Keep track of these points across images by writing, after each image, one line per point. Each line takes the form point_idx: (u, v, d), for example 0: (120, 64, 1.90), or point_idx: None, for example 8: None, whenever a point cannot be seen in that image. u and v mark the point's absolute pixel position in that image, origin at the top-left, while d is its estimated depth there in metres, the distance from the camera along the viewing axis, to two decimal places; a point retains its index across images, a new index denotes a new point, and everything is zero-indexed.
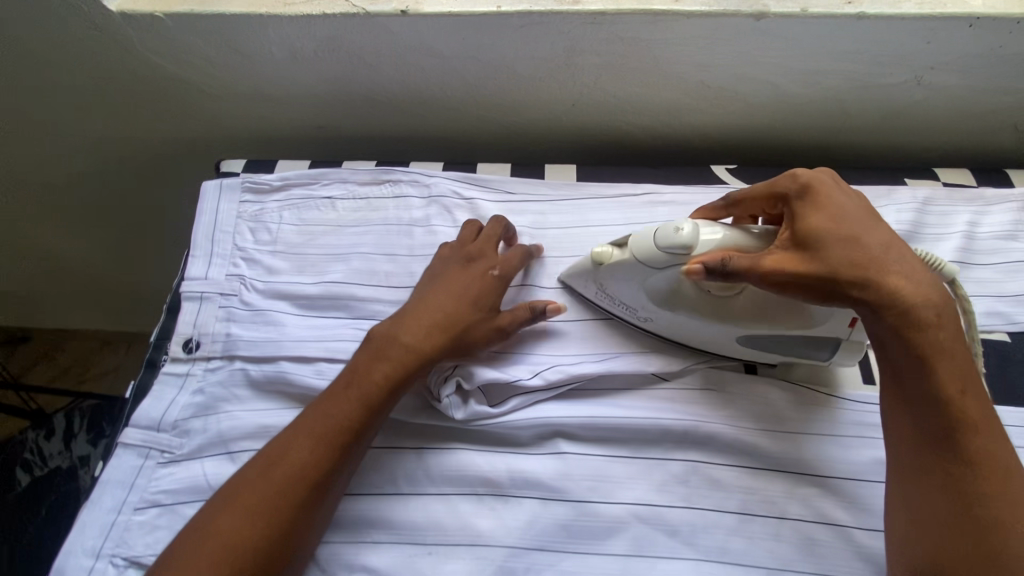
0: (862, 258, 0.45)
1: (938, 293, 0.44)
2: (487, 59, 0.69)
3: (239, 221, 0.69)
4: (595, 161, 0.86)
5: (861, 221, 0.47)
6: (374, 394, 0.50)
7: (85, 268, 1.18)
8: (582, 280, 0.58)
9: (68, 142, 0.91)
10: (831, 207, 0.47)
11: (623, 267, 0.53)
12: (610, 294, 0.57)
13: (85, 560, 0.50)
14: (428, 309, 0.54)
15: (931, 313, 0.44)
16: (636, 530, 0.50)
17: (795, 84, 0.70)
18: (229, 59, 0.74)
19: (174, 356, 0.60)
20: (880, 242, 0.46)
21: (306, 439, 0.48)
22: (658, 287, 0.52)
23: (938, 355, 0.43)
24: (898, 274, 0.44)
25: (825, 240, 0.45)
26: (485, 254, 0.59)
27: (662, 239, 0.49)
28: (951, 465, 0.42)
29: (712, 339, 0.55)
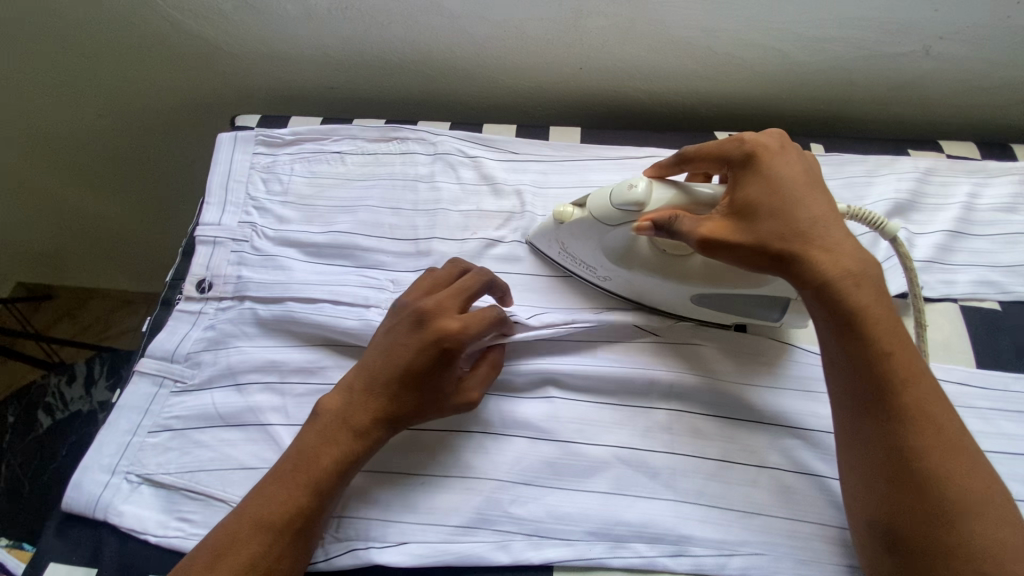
0: (788, 229, 0.45)
1: (864, 259, 0.44)
2: (495, 19, 0.69)
3: (252, 172, 0.72)
4: (602, 126, 0.87)
5: (795, 190, 0.47)
6: (323, 479, 0.48)
7: (104, 225, 1.21)
8: (546, 241, 0.61)
9: (90, 99, 0.95)
10: (764, 177, 0.47)
11: (582, 226, 0.56)
12: (574, 254, 0.59)
13: (101, 475, 0.54)
14: (371, 391, 0.50)
15: (854, 279, 0.44)
16: (617, 471, 0.52)
17: (801, 52, 0.70)
18: (246, 16, 0.76)
19: (188, 295, 0.64)
20: (811, 211, 0.46)
21: (293, 479, 0.48)
22: (613, 245, 0.55)
23: (865, 320, 0.43)
24: (824, 241, 0.45)
25: (755, 213, 0.46)
26: (447, 316, 0.50)
27: (617, 197, 0.52)
28: (886, 426, 0.43)
29: (668, 300, 0.57)
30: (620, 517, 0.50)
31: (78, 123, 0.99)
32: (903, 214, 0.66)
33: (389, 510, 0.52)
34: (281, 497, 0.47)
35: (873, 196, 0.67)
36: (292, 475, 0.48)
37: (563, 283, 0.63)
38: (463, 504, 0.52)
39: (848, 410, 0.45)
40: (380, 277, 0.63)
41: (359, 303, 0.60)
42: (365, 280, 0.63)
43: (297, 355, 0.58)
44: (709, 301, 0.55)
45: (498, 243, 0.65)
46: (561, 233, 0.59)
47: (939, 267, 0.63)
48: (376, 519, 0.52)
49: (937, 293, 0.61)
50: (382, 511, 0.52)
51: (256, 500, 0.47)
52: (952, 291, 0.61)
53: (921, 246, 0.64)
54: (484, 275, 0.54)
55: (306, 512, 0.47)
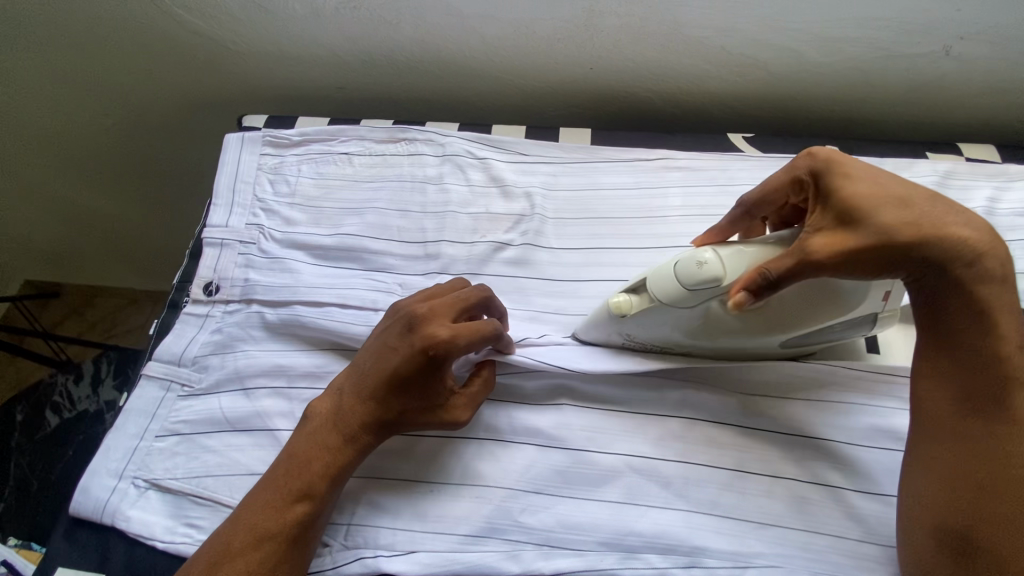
0: (918, 221, 0.42)
1: (987, 242, 0.43)
2: (505, 18, 0.68)
3: (260, 173, 0.71)
4: (611, 127, 0.85)
5: (897, 182, 0.44)
6: (317, 483, 0.48)
7: (112, 224, 1.21)
8: (601, 331, 0.54)
9: (97, 99, 0.95)
10: (869, 176, 0.43)
11: (649, 314, 0.48)
12: (640, 339, 0.52)
13: (108, 480, 0.54)
14: (364, 397, 0.50)
15: (981, 268, 0.42)
16: (629, 480, 0.52)
17: (817, 53, 0.69)
18: (253, 14, 0.75)
19: (195, 298, 0.63)
20: (927, 203, 0.43)
21: (286, 484, 0.48)
22: (692, 324, 0.48)
23: (988, 313, 0.42)
24: (951, 230, 0.42)
25: (873, 208, 0.42)
26: (438, 322, 0.49)
27: (686, 277, 0.45)
28: (999, 428, 0.41)
29: (759, 346, 0.51)
30: (632, 528, 0.50)
31: (85, 121, 0.98)
32: None
33: (399, 518, 0.51)
34: (276, 505, 0.47)
35: None
36: (285, 481, 0.48)
37: (574, 288, 0.62)
38: (473, 513, 0.51)
39: (957, 410, 0.42)
40: (389, 280, 0.62)
41: (367, 307, 0.59)
42: (374, 283, 0.62)
43: (305, 360, 0.58)
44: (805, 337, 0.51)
45: (507, 246, 0.64)
46: (622, 324, 0.50)
47: None
48: (385, 527, 0.51)
49: None
50: (391, 519, 0.51)
51: (248, 510, 0.47)
52: None
53: None
54: (485, 291, 0.53)
55: (299, 519, 0.47)
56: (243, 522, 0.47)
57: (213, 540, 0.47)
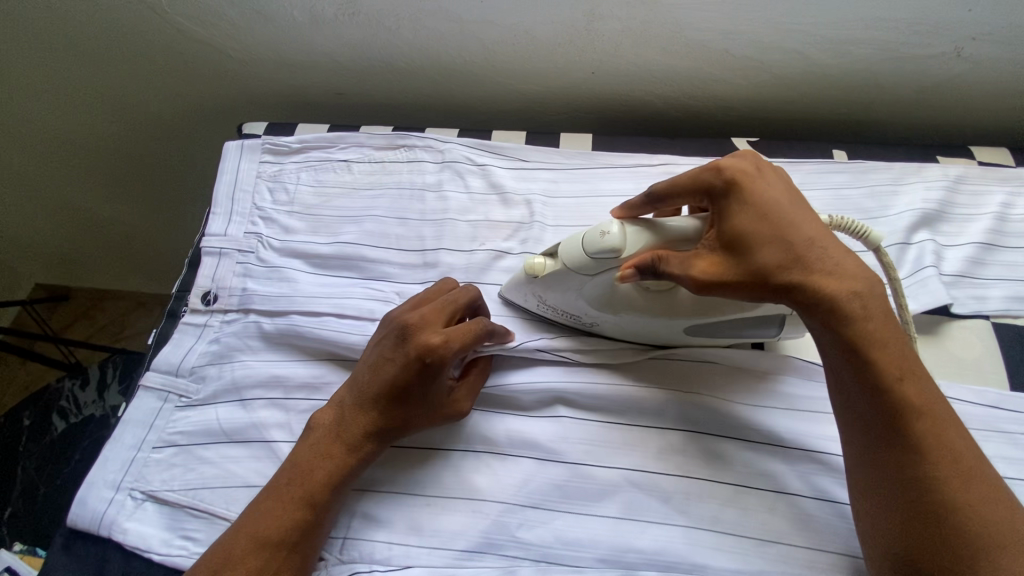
0: (786, 255, 0.43)
1: (864, 276, 0.43)
2: (505, 23, 0.67)
3: (259, 181, 0.71)
4: (614, 131, 0.84)
5: (786, 211, 0.44)
6: (318, 490, 0.48)
7: (118, 228, 1.22)
8: (520, 293, 0.57)
9: (100, 105, 0.95)
10: (754, 204, 0.44)
11: (557, 279, 0.52)
12: (554, 305, 0.55)
13: (105, 491, 0.54)
14: (364, 405, 0.50)
15: (858, 301, 0.42)
16: (629, 495, 0.51)
17: (824, 55, 0.67)
18: (253, 21, 0.74)
19: (193, 307, 0.63)
20: (807, 236, 0.43)
21: (290, 493, 0.48)
22: (595, 294, 0.51)
23: (867, 347, 0.42)
24: (823, 265, 0.43)
25: (752, 238, 0.43)
26: (429, 328, 0.49)
27: (590, 245, 0.48)
28: (902, 460, 0.41)
29: (663, 333, 0.53)
30: (631, 544, 0.49)
31: (89, 126, 0.99)
32: (931, 225, 0.63)
33: (394, 531, 0.51)
34: (279, 512, 0.47)
35: (901, 206, 0.64)
36: (288, 489, 0.48)
37: None
38: (469, 528, 0.50)
39: (863, 442, 0.43)
40: (386, 289, 0.62)
41: (363, 317, 0.59)
42: (371, 292, 0.61)
43: (302, 370, 0.57)
44: (703, 328, 0.52)
45: (506, 255, 0.64)
46: (536, 287, 0.54)
47: (970, 281, 0.60)
48: (380, 540, 0.51)
49: (967, 310, 0.59)
50: (387, 532, 0.51)
51: (249, 517, 0.47)
52: (983, 308, 0.59)
53: (951, 258, 0.61)
54: (472, 290, 0.53)
55: (302, 526, 0.47)
56: (244, 529, 0.46)
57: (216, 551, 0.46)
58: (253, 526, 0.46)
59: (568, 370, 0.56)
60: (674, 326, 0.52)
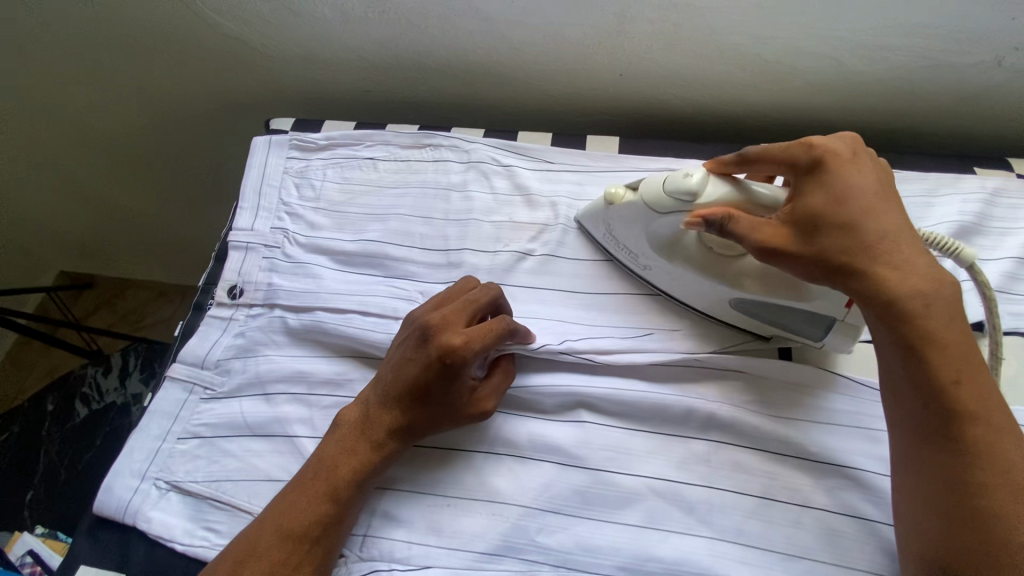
0: (853, 242, 0.42)
1: (936, 278, 0.41)
2: (535, 23, 0.67)
3: (285, 177, 0.71)
4: (640, 134, 0.83)
5: (867, 199, 0.44)
6: (342, 486, 0.48)
7: (143, 219, 1.24)
8: (595, 221, 0.60)
9: (130, 98, 0.96)
10: (835, 187, 0.44)
11: (630, 210, 0.54)
12: (621, 239, 0.58)
13: (130, 480, 0.55)
14: (388, 402, 0.50)
15: (923, 299, 0.41)
16: (651, 503, 0.50)
17: (859, 61, 0.66)
18: (283, 19, 0.75)
19: (219, 301, 0.64)
20: (881, 227, 0.43)
21: (313, 489, 0.48)
22: (661, 233, 0.54)
23: (926, 344, 0.41)
24: (892, 258, 0.42)
25: (822, 219, 0.43)
26: (449, 329, 0.49)
27: (671, 186, 0.49)
28: (950, 457, 0.40)
29: (711, 300, 0.55)
30: (652, 553, 0.48)
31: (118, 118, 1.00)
32: (967, 238, 0.62)
33: (414, 531, 0.51)
34: (303, 505, 0.47)
35: (935, 217, 0.62)
36: (313, 483, 0.48)
37: (596, 302, 0.60)
38: (488, 530, 0.50)
39: (911, 435, 0.42)
40: (410, 288, 0.62)
41: (387, 315, 0.59)
42: (396, 291, 0.61)
43: (325, 366, 0.57)
44: (746, 306, 0.53)
45: (531, 256, 0.63)
46: (610, 213, 0.57)
47: (1008, 297, 0.58)
48: (400, 540, 0.51)
49: (1005, 326, 0.57)
50: (407, 531, 0.51)
51: (274, 510, 0.47)
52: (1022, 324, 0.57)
53: (987, 273, 0.60)
54: (493, 289, 0.53)
55: (324, 522, 0.47)
56: (269, 522, 0.47)
57: (243, 541, 0.47)
58: (278, 519, 0.47)
59: (591, 375, 0.56)
60: (720, 296, 0.53)
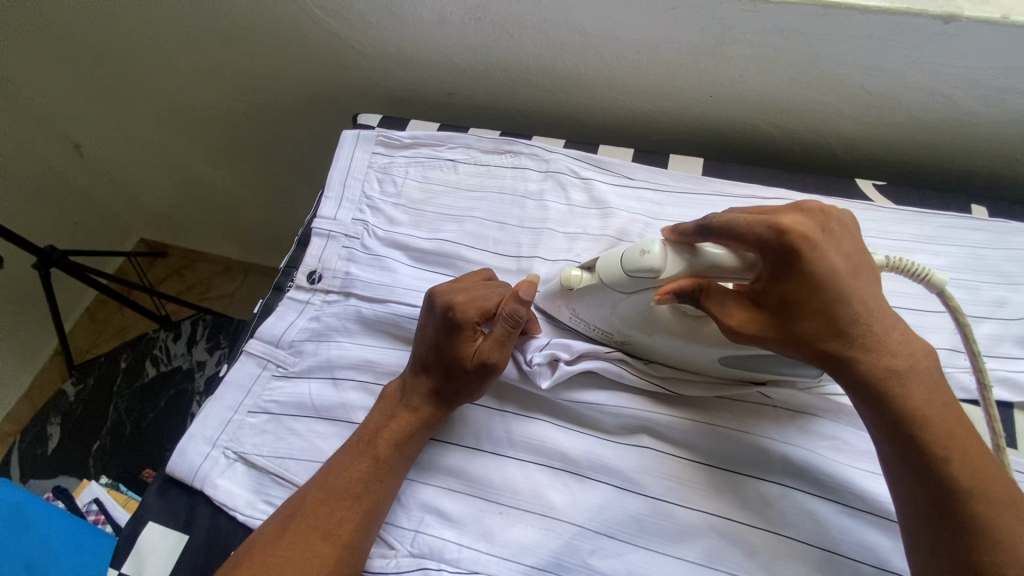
0: (831, 327, 0.41)
1: (909, 352, 0.41)
2: (630, 39, 0.66)
3: (370, 171, 0.73)
4: (721, 158, 0.82)
5: (841, 281, 0.40)
6: (382, 445, 0.51)
7: (224, 197, 1.32)
8: (552, 303, 0.57)
9: (224, 85, 1.02)
10: (812, 273, 0.39)
11: (591, 292, 0.51)
12: (584, 317, 0.55)
13: (202, 446, 0.57)
14: (421, 370, 0.53)
15: (898, 377, 0.41)
16: (710, 541, 0.48)
17: (976, 101, 0.62)
18: (381, 18, 0.77)
19: (298, 284, 0.67)
20: (854, 310, 0.41)
21: (356, 453, 0.51)
22: (627, 312, 0.51)
23: (912, 425, 0.40)
24: (868, 338, 0.41)
25: (797, 308, 0.41)
26: (451, 291, 0.53)
27: (629, 265, 0.47)
28: (949, 540, 0.38)
29: (691, 360, 0.52)
30: None
31: (212, 101, 1.06)
32: None
33: (464, 533, 0.51)
34: (348, 465, 0.50)
35: None
36: (358, 446, 0.51)
37: None
38: (540, 544, 0.49)
39: (912, 516, 0.40)
40: None
41: None
42: None
43: (393, 358, 0.59)
44: (740, 363, 0.50)
45: None
46: (569, 296, 0.54)
47: None
48: (451, 541, 0.51)
49: None
50: (458, 533, 0.51)
51: (322, 473, 0.50)
52: None
53: None
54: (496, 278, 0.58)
55: (361, 488, 0.49)
56: (320, 479, 0.50)
57: (298, 499, 0.49)
58: (327, 478, 0.50)
59: (657, 401, 0.54)
60: (707, 357, 0.50)
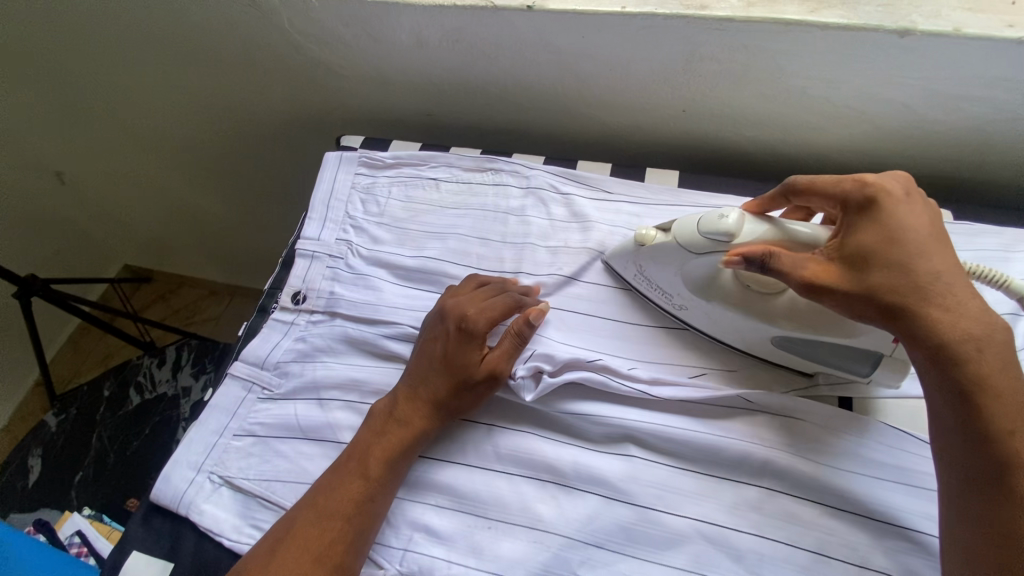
0: (904, 283, 0.41)
1: (989, 322, 0.39)
2: (603, 58, 0.69)
3: (352, 192, 0.74)
4: (696, 170, 0.84)
5: (920, 239, 0.42)
6: (372, 464, 0.51)
7: (209, 220, 1.32)
8: (624, 262, 0.60)
9: (208, 111, 1.03)
10: (890, 225, 0.43)
11: (664, 250, 0.54)
12: (652, 278, 0.58)
13: (187, 472, 0.57)
14: (420, 384, 0.54)
15: (976, 343, 0.38)
16: (698, 547, 0.49)
17: (933, 110, 0.65)
18: (361, 44, 0.79)
19: (283, 305, 0.67)
20: (931, 270, 0.41)
21: (352, 469, 0.51)
22: (694, 273, 0.53)
23: (983, 391, 0.38)
24: (943, 301, 0.40)
25: (873, 259, 0.42)
26: (461, 304, 0.56)
27: (704, 227, 0.49)
28: (1004, 514, 0.37)
29: (747, 336, 0.54)
30: None
31: (195, 127, 1.07)
32: None
33: (454, 550, 0.51)
34: (340, 484, 0.50)
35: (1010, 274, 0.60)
36: (348, 465, 0.51)
37: (647, 335, 0.60)
38: (529, 557, 0.50)
39: (961, 484, 0.39)
40: None
41: None
42: None
43: (379, 377, 0.59)
44: (792, 346, 0.52)
45: (584, 284, 0.64)
46: (640, 253, 0.57)
47: None
48: (441, 558, 0.51)
49: None
50: (448, 550, 0.51)
51: (313, 492, 0.50)
52: None
53: None
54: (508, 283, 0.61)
55: (353, 510, 0.49)
56: (309, 500, 0.50)
57: (290, 517, 0.49)
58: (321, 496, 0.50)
59: (641, 409, 0.55)
60: (761, 334, 0.52)
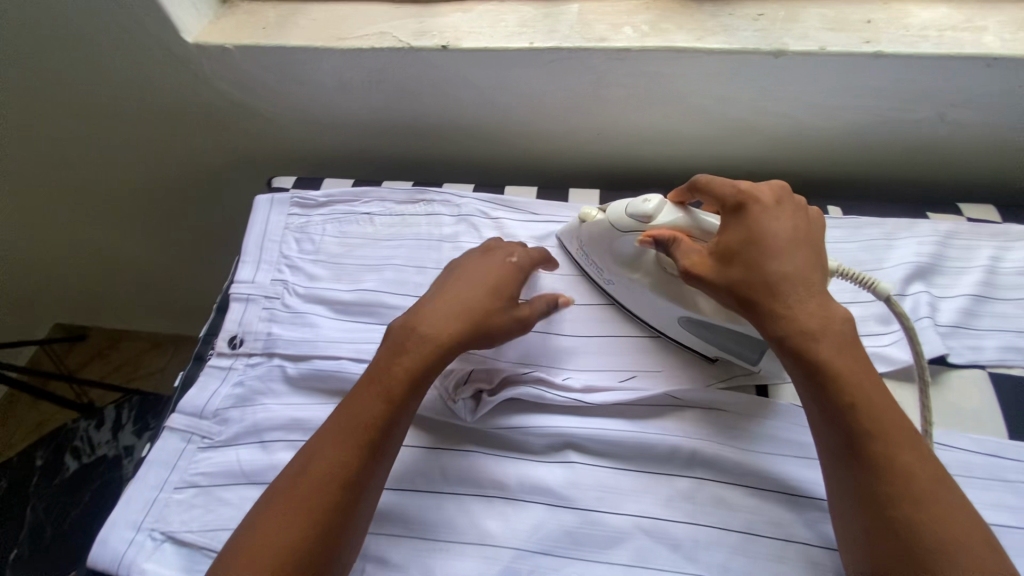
0: (755, 282, 0.48)
1: (825, 314, 0.46)
2: (518, 90, 0.73)
3: (286, 232, 0.75)
4: (618, 186, 0.89)
5: (770, 243, 0.49)
6: (397, 389, 0.50)
7: (146, 269, 1.29)
8: (572, 237, 0.67)
9: (134, 162, 1.01)
10: (750, 229, 0.50)
11: (598, 226, 0.61)
12: (590, 254, 0.64)
13: (126, 532, 0.55)
14: (455, 302, 0.54)
15: (812, 334, 0.46)
16: (639, 541, 0.51)
17: (815, 118, 0.72)
18: (285, 88, 0.81)
19: (220, 351, 0.66)
20: (776, 272, 0.47)
21: (375, 396, 0.50)
22: (620, 252, 0.59)
23: (825, 372, 0.45)
24: (786, 298, 0.47)
25: (736, 258, 0.49)
26: (507, 245, 0.61)
27: (631, 208, 0.56)
28: (857, 474, 0.44)
29: (660, 314, 0.60)
30: None
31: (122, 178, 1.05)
32: (924, 277, 0.66)
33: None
34: (358, 412, 0.49)
35: (894, 259, 0.68)
36: (370, 392, 0.50)
37: (579, 345, 0.64)
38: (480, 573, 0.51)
39: (827, 451, 0.46)
40: None
41: None
42: None
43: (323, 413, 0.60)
44: (696, 328, 0.57)
45: None
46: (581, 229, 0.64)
47: (964, 331, 0.62)
48: None
49: (964, 359, 0.60)
50: None
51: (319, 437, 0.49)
52: (982, 357, 0.60)
53: (945, 309, 0.64)
54: None
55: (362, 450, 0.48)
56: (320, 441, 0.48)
57: (290, 474, 0.47)
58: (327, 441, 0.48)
59: (577, 416, 0.58)
60: (670, 314, 0.58)
